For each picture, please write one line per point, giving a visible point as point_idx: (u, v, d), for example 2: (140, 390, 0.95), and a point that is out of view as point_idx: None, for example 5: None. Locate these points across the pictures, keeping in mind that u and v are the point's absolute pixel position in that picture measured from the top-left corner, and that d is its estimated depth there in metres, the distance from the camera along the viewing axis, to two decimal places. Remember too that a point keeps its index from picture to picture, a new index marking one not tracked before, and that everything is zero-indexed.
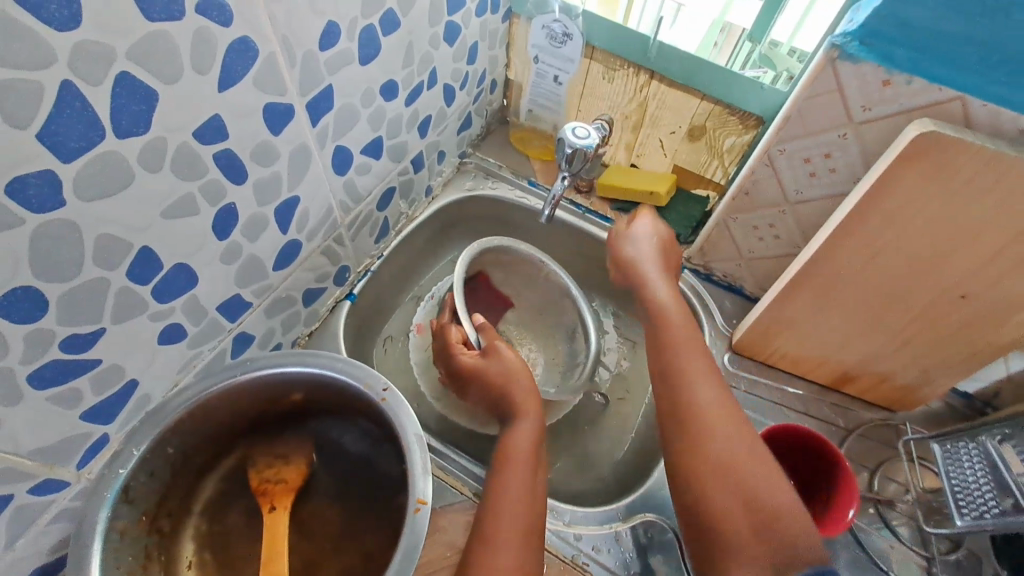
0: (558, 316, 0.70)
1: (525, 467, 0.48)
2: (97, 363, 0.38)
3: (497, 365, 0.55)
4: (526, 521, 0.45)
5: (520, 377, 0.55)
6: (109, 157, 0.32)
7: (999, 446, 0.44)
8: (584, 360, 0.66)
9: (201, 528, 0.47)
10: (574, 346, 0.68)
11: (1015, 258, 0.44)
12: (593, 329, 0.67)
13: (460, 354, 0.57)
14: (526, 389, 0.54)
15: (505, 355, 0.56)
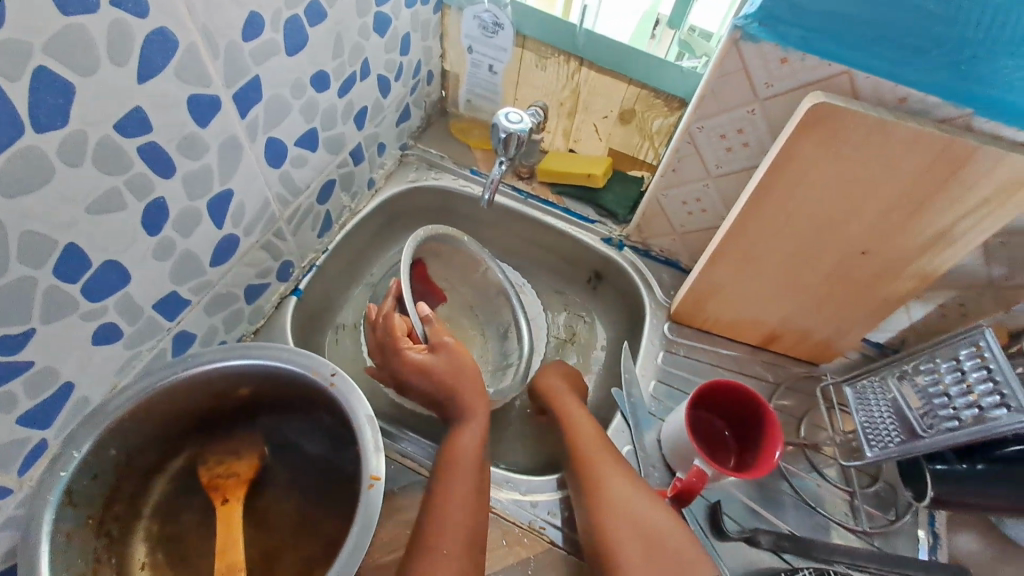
0: (495, 313, 0.73)
1: (467, 474, 0.50)
2: (29, 365, 0.37)
3: (446, 363, 0.56)
4: (472, 523, 0.46)
5: (467, 376, 0.56)
6: (29, 152, 0.32)
7: (898, 382, 0.49)
8: (517, 360, 0.69)
9: (153, 529, 0.46)
10: (506, 346, 0.71)
11: (903, 214, 0.49)
12: (526, 331, 0.70)
13: (406, 348, 0.56)
14: (473, 388, 0.56)
15: (455, 354, 0.57)
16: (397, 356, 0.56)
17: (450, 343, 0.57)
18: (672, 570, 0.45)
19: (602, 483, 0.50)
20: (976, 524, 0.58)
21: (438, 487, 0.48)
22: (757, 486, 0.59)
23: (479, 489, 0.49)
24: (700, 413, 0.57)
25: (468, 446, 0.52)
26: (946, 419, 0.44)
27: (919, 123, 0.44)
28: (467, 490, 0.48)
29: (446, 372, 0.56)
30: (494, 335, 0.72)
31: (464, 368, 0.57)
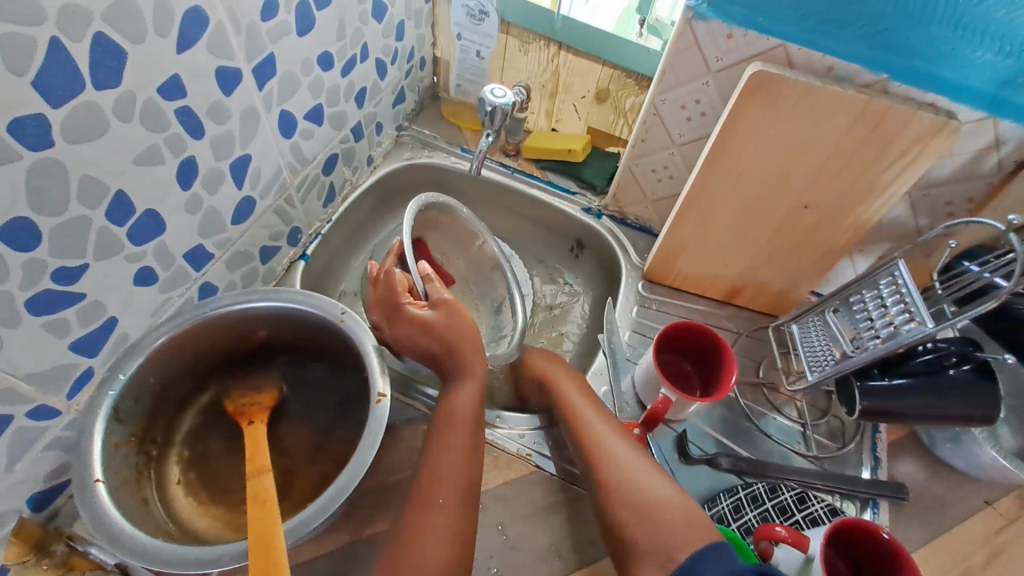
0: (490, 286, 0.79)
1: (462, 434, 0.53)
2: (82, 296, 0.43)
3: (443, 320, 0.56)
4: (466, 475, 0.50)
5: (465, 334, 0.57)
6: (90, 106, 0.38)
7: (834, 316, 0.57)
8: (510, 331, 0.74)
9: (184, 454, 0.52)
10: (501, 318, 0.76)
11: (835, 169, 0.57)
12: (519, 304, 0.74)
13: (408, 304, 0.57)
14: (471, 345, 0.57)
15: (454, 311, 0.57)
16: (395, 311, 0.57)
17: (449, 300, 0.57)
18: (659, 517, 0.48)
19: (606, 461, 0.53)
20: (912, 449, 0.66)
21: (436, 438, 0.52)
22: (722, 421, 0.66)
23: (473, 449, 0.52)
24: (669, 355, 0.63)
25: (461, 404, 0.55)
26: (870, 338, 0.51)
27: (842, 87, 0.52)
28: (461, 449, 0.52)
29: (444, 329, 0.56)
30: (490, 308, 0.78)
31: (462, 326, 0.57)
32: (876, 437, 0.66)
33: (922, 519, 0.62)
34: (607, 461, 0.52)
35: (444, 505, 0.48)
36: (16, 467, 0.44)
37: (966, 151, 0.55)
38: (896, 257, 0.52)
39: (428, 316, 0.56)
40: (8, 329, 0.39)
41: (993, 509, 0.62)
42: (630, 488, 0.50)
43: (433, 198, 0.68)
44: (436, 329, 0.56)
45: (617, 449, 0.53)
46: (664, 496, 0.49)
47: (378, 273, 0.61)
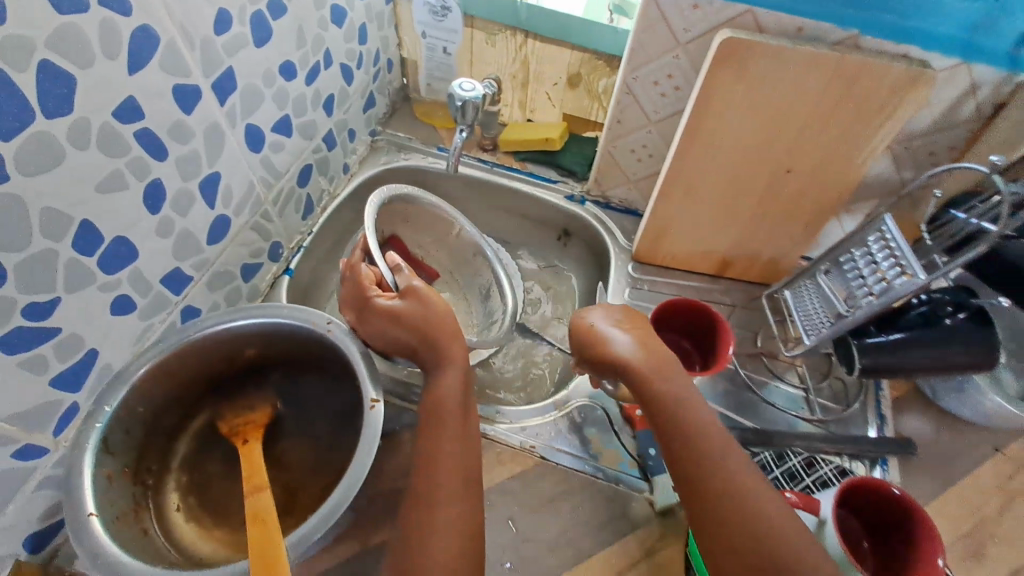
0: (474, 274, 0.78)
1: (454, 426, 0.49)
2: (56, 331, 0.42)
3: (410, 306, 0.55)
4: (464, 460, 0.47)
5: (432, 314, 0.55)
6: (43, 136, 0.37)
7: (824, 278, 0.56)
8: (501, 317, 0.73)
9: (183, 480, 0.51)
10: (490, 304, 0.76)
11: (815, 130, 0.56)
12: (506, 287, 0.74)
13: (375, 296, 0.56)
14: (448, 329, 0.55)
15: (419, 295, 0.57)
16: (360, 301, 0.57)
17: (414, 286, 0.57)
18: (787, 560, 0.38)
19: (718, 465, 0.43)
20: (917, 404, 0.66)
21: (428, 437, 0.48)
22: (724, 394, 0.66)
23: (466, 441, 0.49)
24: (666, 334, 0.63)
25: (447, 388, 0.52)
26: (864, 296, 0.50)
27: (813, 46, 0.51)
28: (454, 443, 0.48)
29: (412, 314, 0.55)
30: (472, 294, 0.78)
31: (427, 309, 0.56)
32: (880, 394, 0.65)
33: (934, 473, 0.61)
34: (722, 467, 0.43)
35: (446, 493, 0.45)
36: (7, 508, 0.44)
37: (943, 99, 0.53)
38: (882, 213, 0.51)
39: (395, 306, 0.55)
40: None
41: (1002, 455, 0.62)
42: (749, 498, 0.41)
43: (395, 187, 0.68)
44: (403, 316, 0.55)
45: (732, 459, 0.44)
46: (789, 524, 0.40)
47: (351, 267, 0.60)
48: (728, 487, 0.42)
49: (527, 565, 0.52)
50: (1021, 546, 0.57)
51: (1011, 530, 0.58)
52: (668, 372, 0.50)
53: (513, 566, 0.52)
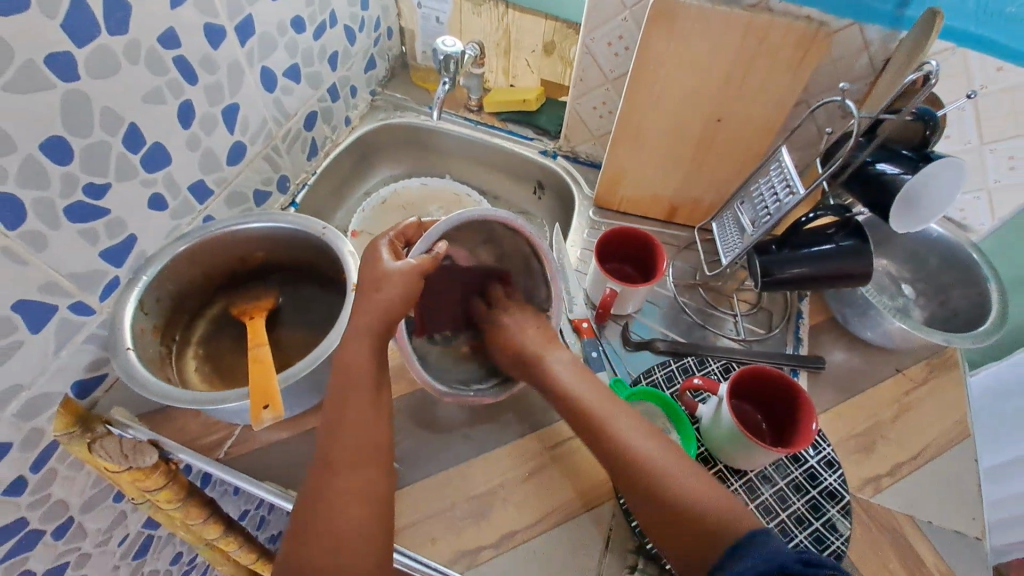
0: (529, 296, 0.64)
1: (364, 392, 0.49)
2: (106, 212, 0.54)
3: (392, 277, 0.50)
4: (371, 441, 0.47)
5: (388, 295, 0.50)
6: (105, 48, 0.49)
7: (740, 208, 0.66)
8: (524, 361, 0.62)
9: (199, 352, 0.63)
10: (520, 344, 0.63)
11: (738, 82, 0.66)
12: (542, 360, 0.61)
13: (382, 243, 0.54)
14: (381, 318, 0.50)
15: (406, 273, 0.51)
16: (376, 243, 0.54)
17: (407, 274, 0.51)
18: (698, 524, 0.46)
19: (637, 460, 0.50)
20: (833, 332, 0.75)
21: (336, 406, 0.49)
22: (665, 316, 0.75)
23: (377, 405, 0.49)
24: (612, 264, 0.72)
25: (359, 358, 0.49)
26: (766, 216, 0.60)
27: (729, 8, 0.61)
28: (369, 421, 0.48)
29: (384, 283, 0.50)
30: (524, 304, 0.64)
31: (394, 287, 0.50)
32: (799, 322, 0.74)
33: (841, 386, 0.70)
34: (638, 459, 0.50)
35: (344, 484, 0.45)
36: (62, 352, 0.53)
37: (842, 54, 0.64)
38: (781, 147, 0.60)
39: (380, 254, 0.53)
40: (52, 230, 0.49)
41: (903, 375, 0.71)
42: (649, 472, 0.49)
43: (477, 215, 0.55)
44: (379, 276, 0.51)
45: (644, 446, 0.51)
46: (704, 493, 0.47)
47: (411, 226, 0.57)
48: (645, 475, 0.49)
49: (482, 437, 0.62)
50: (907, 446, 0.66)
51: (901, 433, 0.66)
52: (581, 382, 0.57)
53: (468, 436, 0.62)
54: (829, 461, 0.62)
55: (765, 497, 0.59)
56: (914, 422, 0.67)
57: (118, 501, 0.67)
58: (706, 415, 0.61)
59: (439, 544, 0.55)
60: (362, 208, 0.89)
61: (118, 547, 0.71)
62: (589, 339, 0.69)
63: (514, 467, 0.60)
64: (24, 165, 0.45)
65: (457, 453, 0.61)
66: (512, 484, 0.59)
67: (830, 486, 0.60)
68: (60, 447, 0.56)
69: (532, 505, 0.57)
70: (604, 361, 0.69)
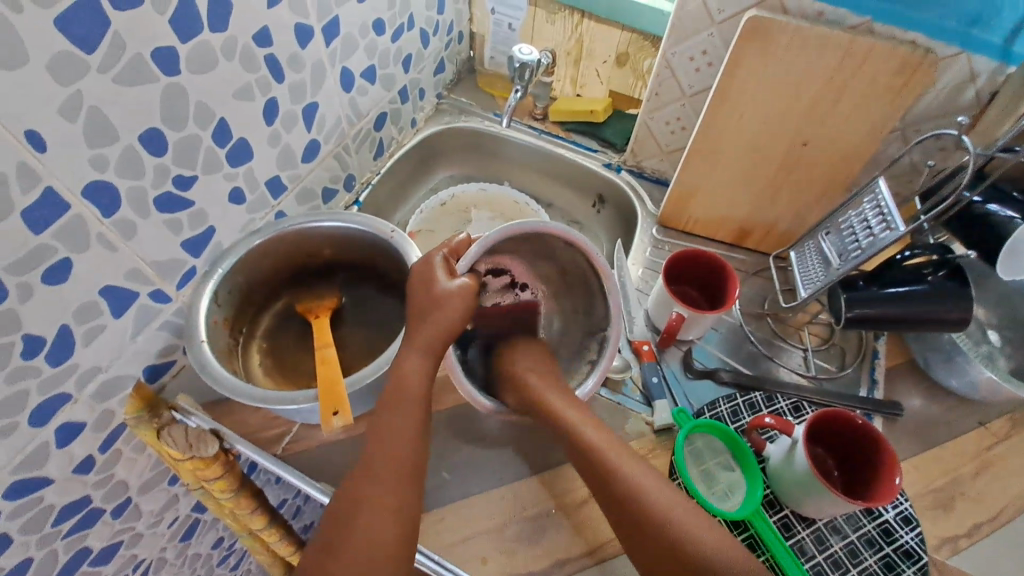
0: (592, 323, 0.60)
1: (413, 407, 0.48)
2: (191, 204, 0.55)
3: (452, 297, 0.50)
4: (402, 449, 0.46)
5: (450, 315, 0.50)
6: (206, 45, 0.50)
7: (825, 239, 0.63)
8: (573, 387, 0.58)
9: (263, 346, 0.63)
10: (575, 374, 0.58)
11: (830, 106, 0.62)
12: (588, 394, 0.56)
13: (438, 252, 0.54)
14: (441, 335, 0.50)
15: (469, 290, 0.51)
16: (430, 257, 0.54)
17: (467, 292, 0.51)
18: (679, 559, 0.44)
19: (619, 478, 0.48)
20: (909, 375, 0.70)
21: (388, 415, 0.47)
22: (729, 345, 0.72)
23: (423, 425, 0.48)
24: (679, 286, 0.71)
25: (414, 371, 0.49)
26: (854, 250, 0.57)
27: (829, 28, 0.58)
28: (399, 434, 0.46)
29: (446, 304, 0.50)
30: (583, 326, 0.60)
31: (460, 304, 0.52)
32: (875, 362, 0.70)
33: (918, 435, 0.66)
34: (628, 491, 0.47)
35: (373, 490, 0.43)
36: (139, 337, 0.55)
37: (949, 83, 0.60)
38: (877, 178, 0.58)
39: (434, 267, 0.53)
40: (142, 219, 0.50)
41: (986, 429, 0.66)
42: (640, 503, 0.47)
43: (530, 227, 0.52)
44: (440, 295, 0.51)
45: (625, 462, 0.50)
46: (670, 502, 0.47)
47: (463, 240, 0.56)
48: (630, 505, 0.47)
49: (536, 456, 0.60)
50: (989, 506, 0.61)
51: (984, 492, 0.62)
52: (582, 415, 0.53)
53: (523, 454, 0.61)
54: (906, 517, 0.58)
55: (835, 550, 0.55)
56: (998, 481, 0.62)
57: (172, 485, 0.69)
58: (774, 454, 0.58)
59: (489, 564, 0.53)
60: (420, 210, 0.89)
61: (167, 529, 0.73)
62: (650, 363, 0.67)
63: (568, 491, 0.58)
64: (123, 154, 0.46)
65: (510, 470, 0.60)
66: (566, 508, 0.57)
67: (906, 545, 0.56)
68: (128, 429, 0.58)
69: (585, 533, 0.55)
70: (665, 389, 0.66)
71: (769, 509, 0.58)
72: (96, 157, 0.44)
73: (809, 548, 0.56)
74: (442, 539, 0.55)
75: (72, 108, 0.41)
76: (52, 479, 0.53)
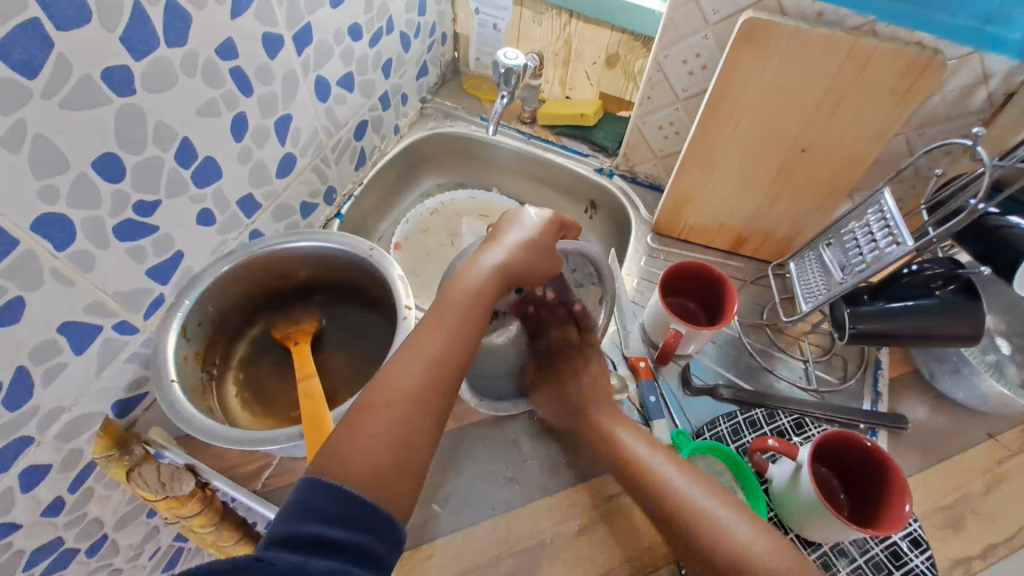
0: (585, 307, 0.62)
1: (456, 326, 0.45)
2: (155, 229, 0.51)
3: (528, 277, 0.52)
4: (434, 374, 0.41)
5: (487, 274, 0.48)
6: (163, 60, 0.46)
7: (827, 250, 0.60)
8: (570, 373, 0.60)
9: (240, 376, 0.61)
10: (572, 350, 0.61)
11: (828, 108, 0.60)
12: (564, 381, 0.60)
13: (535, 221, 0.53)
14: (503, 272, 0.49)
15: (560, 260, 0.54)
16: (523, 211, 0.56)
17: (555, 256, 0.54)
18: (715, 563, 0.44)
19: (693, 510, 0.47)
20: (915, 387, 0.68)
21: (427, 327, 0.44)
22: (728, 358, 0.70)
23: (467, 340, 0.45)
24: (675, 297, 0.68)
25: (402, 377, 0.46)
26: (858, 264, 0.54)
27: (829, 29, 0.55)
28: (443, 336, 0.44)
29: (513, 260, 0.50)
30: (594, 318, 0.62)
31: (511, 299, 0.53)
32: (878, 372, 0.68)
33: (925, 450, 0.64)
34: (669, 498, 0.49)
35: (406, 383, 0.40)
36: (104, 372, 0.51)
37: (955, 86, 0.58)
38: (882, 189, 0.55)
39: (528, 234, 0.52)
40: (101, 250, 0.47)
41: (996, 441, 0.64)
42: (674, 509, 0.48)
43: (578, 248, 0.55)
44: (538, 240, 0.52)
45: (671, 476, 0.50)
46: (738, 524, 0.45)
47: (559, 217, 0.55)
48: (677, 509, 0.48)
49: (529, 484, 0.58)
50: (999, 524, 0.58)
51: (994, 509, 0.59)
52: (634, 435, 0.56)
53: (515, 481, 0.58)
54: (915, 539, 0.55)
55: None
56: (1009, 497, 0.60)
57: (152, 517, 0.66)
58: (777, 477, 0.55)
59: None
60: (405, 221, 0.87)
61: (148, 561, 0.70)
62: (647, 381, 0.64)
63: (563, 520, 0.55)
64: (75, 183, 0.43)
65: (503, 499, 0.57)
66: (563, 538, 0.54)
67: (915, 568, 0.54)
68: (98, 468, 0.54)
69: (584, 564, 0.53)
70: (662, 407, 0.64)
71: None
72: (44, 189, 0.41)
73: None
74: None
75: (14, 138, 0.38)
76: (19, 525, 0.50)
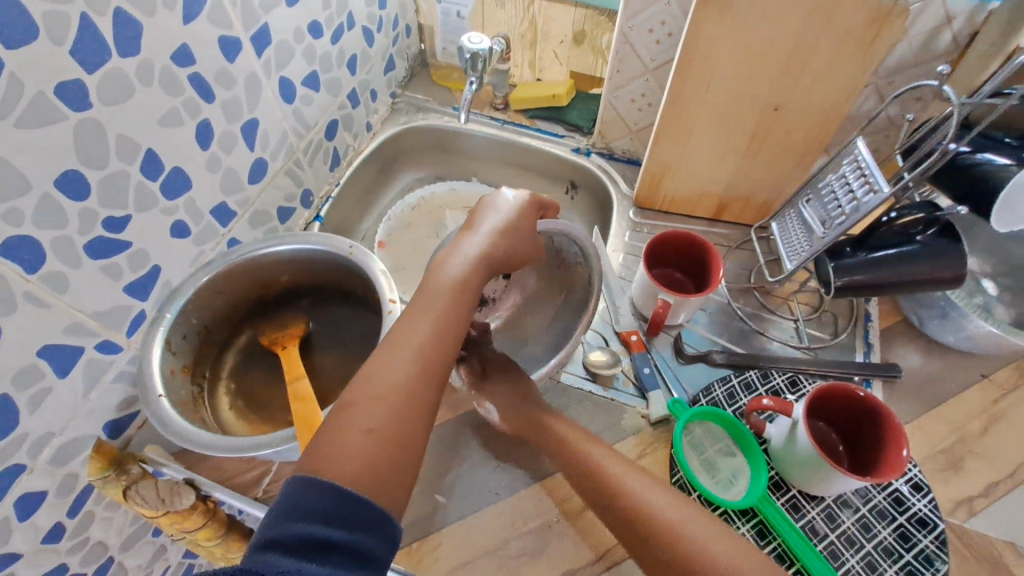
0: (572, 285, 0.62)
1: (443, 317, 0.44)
2: (129, 244, 0.51)
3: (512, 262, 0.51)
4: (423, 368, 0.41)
5: (468, 266, 0.48)
6: (118, 71, 0.45)
7: (807, 206, 0.60)
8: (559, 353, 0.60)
9: (231, 386, 0.60)
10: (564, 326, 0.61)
11: (797, 64, 0.59)
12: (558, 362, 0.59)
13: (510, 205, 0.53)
14: (487, 260, 0.49)
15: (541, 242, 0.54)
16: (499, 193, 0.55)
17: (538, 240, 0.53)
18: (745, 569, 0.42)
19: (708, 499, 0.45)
20: (906, 335, 0.68)
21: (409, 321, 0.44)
22: (719, 325, 0.70)
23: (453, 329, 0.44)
24: (661, 269, 0.68)
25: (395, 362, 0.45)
26: (838, 216, 0.54)
27: None
28: (431, 332, 0.43)
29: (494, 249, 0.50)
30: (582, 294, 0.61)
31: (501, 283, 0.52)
32: (868, 325, 0.68)
33: (920, 397, 0.64)
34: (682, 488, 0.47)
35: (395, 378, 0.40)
36: (91, 394, 0.51)
37: (920, 30, 0.58)
38: (856, 138, 0.55)
39: (507, 219, 0.52)
40: (73, 269, 0.46)
41: (990, 381, 0.65)
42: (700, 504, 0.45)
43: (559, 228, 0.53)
44: (519, 225, 0.52)
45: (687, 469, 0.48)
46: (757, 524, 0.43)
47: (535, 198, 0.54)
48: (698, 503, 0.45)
49: (531, 466, 0.58)
50: (1000, 461, 0.59)
51: (993, 447, 0.60)
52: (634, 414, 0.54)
53: (516, 464, 0.58)
54: (916, 484, 0.56)
55: (847, 526, 0.53)
56: (1007, 434, 0.61)
57: (157, 536, 0.65)
58: (775, 437, 0.55)
59: None
60: (387, 218, 0.87)
61: None
62: (640, 354, 0.64)
63: (568, 498, 0.55)
64: (40, 204, 0.42)
65: (506, 484, 0.57)
66: (568, 516, 0.54)
67: (919, 512, 0.54)
68: (96, 490, 0.54)
69: (592, 539, 0.53)
70: (657, 378, 0.64)
71: (776, 492, 0.55)
72: (8, 211, 0.40)
73: (820, 528, 0.53)
74: (442, 567, 0.52)
75: None
76: (19, 554, 0.49)
